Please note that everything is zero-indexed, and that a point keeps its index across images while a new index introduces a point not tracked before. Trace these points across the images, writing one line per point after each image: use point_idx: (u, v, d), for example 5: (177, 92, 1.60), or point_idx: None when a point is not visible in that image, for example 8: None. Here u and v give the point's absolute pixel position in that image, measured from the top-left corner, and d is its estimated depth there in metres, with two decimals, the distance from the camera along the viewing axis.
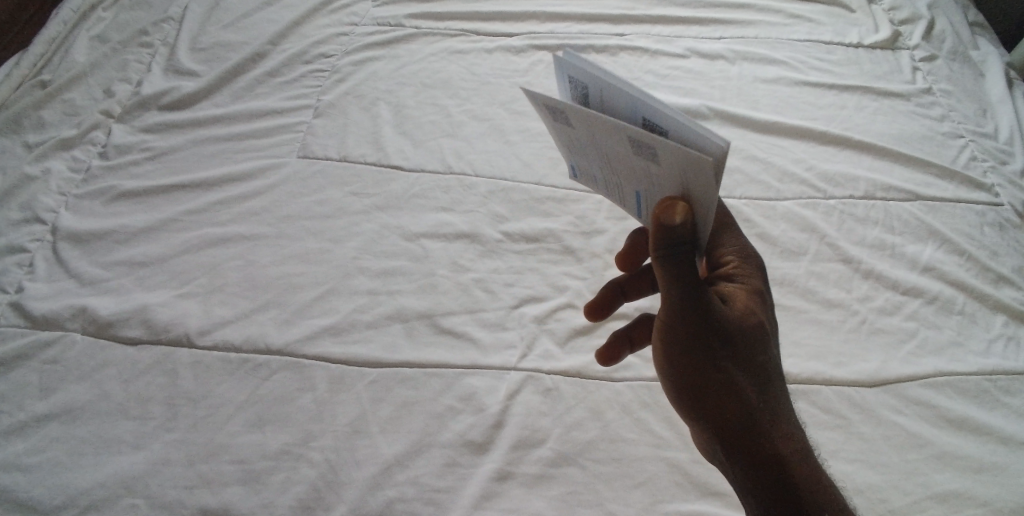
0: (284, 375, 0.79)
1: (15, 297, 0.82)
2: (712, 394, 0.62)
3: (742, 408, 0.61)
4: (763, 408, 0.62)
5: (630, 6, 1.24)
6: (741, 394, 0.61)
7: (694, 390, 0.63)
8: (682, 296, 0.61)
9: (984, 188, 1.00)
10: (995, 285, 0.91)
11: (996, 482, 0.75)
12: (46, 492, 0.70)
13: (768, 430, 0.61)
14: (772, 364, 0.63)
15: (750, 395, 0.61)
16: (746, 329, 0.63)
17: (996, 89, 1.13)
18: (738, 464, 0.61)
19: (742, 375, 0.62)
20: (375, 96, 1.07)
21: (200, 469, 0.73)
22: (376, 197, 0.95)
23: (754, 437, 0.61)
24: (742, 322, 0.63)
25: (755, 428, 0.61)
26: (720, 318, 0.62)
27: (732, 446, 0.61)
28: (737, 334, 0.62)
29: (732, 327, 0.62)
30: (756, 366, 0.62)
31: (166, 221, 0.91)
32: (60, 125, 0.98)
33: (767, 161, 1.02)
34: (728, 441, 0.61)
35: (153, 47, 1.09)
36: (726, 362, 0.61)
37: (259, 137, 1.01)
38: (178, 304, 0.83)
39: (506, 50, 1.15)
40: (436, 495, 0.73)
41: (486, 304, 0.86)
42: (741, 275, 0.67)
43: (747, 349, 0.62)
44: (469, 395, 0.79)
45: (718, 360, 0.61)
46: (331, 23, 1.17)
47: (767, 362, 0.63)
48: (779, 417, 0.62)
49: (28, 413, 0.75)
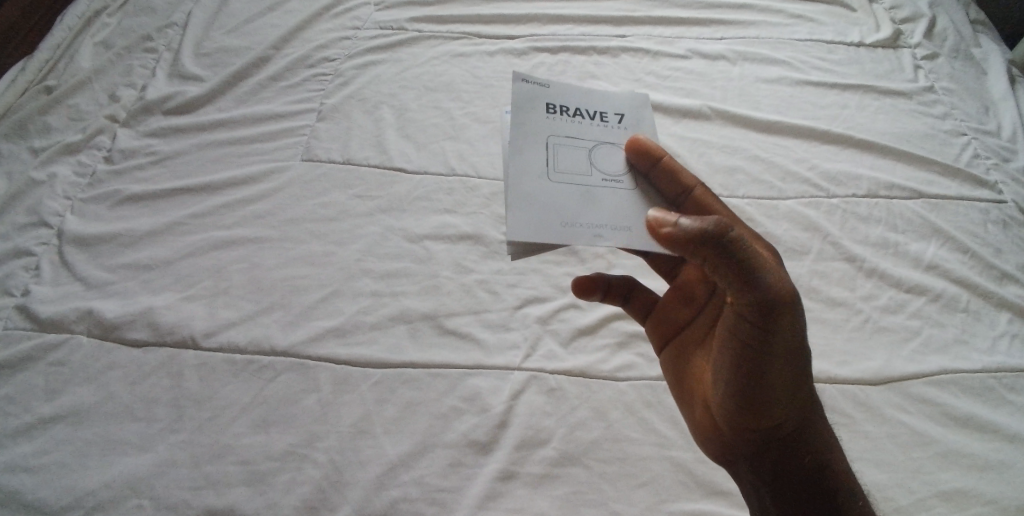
0: (289, 377, 0.79)
1: (21, 301, 0.83)
2: (776, 395, 0.63)
3: (795, 402, 0.65)
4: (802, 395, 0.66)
5: (631, 8, 1.24)
6: (797, 389, 0.65)
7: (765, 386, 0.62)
8: (779, 301, 0.58)
9: (987, 186, 1.00)
10: (999, 283, 0.90)
11: (1002, 479, 0.75)
12: (53, 493, 0.71)
13: (809, 418, 0.68)
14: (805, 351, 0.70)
15: (803, 388, 0.66)
16: (798, 320, 0.66)
17: (999, 87, 1.13)
18: (787, 457, 0.66)
19: (805, 369, 0.64)
20: (378, 100, 1.08)
21: (206, 470, 0.73)
22: (379, 199, 0.96)
23: (795, 426, 0.67)
24: (794, 314, 0.66)
25: (800, 418, 0.67)
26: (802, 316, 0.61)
27: (780, 440, 0.66)
28: (800, 328, 0.64)
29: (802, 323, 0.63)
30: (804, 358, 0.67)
31: (171, 224, 0.91)
32: (66, 130, 0.98)
33: (770, 161, 1.02)
34: (777, 437, 0.66)
35: (158, 53, 1.10)
36: (797, 360, 0.63)
37: (263, 140, 1.01)
38: (183, 307, 0.84)
39: (508, 53, 1.16)
40: (441, 496, 0.73)
41: (489, 305, 0.86)
42: (771, 261, 0.71)
43: (803, 340, 0.65)
44: (473, 395, 0.79)
45: (791, 360, 0.62)
46: (334, 27, 1.17)
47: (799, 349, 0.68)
48: (817, 404, 0.68)
49: (35, 415, 0.75)
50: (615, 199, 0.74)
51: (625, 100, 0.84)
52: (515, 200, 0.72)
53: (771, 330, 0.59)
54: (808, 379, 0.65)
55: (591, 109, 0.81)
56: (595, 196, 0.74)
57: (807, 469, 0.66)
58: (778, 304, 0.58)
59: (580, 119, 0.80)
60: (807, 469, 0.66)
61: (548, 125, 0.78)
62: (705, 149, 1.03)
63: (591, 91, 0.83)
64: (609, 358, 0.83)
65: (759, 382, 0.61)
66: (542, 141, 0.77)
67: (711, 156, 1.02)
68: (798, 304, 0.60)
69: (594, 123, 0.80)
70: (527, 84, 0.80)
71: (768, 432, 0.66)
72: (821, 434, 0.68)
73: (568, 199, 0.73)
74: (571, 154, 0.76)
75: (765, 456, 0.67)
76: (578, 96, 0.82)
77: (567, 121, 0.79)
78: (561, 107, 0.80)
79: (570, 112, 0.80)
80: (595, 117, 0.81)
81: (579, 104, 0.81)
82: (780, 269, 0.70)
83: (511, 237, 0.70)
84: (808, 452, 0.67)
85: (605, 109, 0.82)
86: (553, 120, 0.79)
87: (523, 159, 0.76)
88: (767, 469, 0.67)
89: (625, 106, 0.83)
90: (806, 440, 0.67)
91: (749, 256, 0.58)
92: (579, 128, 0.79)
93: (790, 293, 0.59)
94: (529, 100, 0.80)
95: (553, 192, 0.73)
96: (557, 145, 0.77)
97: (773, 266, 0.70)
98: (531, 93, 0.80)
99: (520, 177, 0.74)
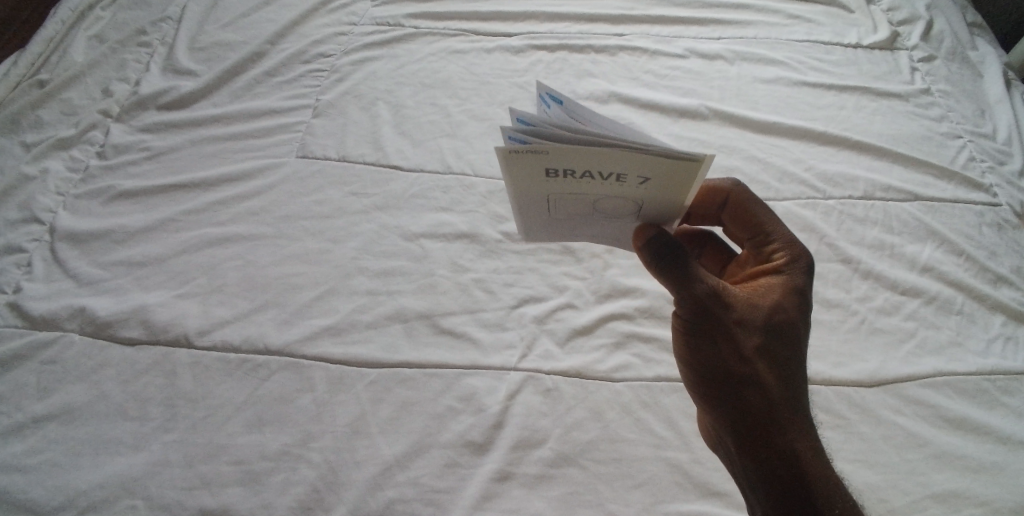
0: (283, 376, 0.79)
1: (13, 297, 0.82)
2: (723, 389, 0.67)
3: (753, 400, 0.66)
4: (764, 397, 0.66)
5: (630, 7, 1.24)
6: (749, 388, 0.66)
7: (709, 378, 0.68)
8: (689, 297, 0.67)
9: (983, 188, 1.00)
10: (994, 285, 0.91)
11: (995, 481, 0.75)
12: (44, 493, 0.70)
13: (778, 425, 0.65)
14: (786, 354, 0.67)
15: (758, 388, 0.66)
16: (759, 324, 0.67)
17: (995, 90, 1.13)
18: (749, 459, 0.66)
19: (753, 367, 0.66)
20: (374, 97, 1.07)
21: (200, 470, 0.73)
22: (375, 197, 0.95)
23: (759, 430, 0.65)
24: (756, 315, 0.67)
25: (766, 419, 0.65)
26: (733, 315, 0.67)
27: (740, 441, 0.66)
28: (750, 330, 0.66)
29: (743, 322, 0.66)
30: (769, 358, 0.66)
31: (165, 221, 0.90)
32: (58, 125, 0.97)
33: (767, 161, 1.02)
34: (742, 436, 0.66)
35: (151, 47, 1.09)
36: (735, 357, 0.66)
37: (258, 137, 1.01)
38: (177, 304, 0.83)
39: (505, 50, 1.15)
40: (436, 496, 0.73)
41: (486, 305, 0.86)
42: (776, 271, 0.70)
43: (758, 340, 0.66)
44: (469, 395, 0.79)
45: (725, 354, 0.67)
46: (330, 23, 1.16)
47: (780, 355, 0.67)
48: (787, 409, 0.66)
49: (27, 413, 0.75)
50: (608, 231, 0.73)
51: (659, 161, 0.60)
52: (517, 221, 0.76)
53: (693, 328, 0.68)
54: (760, 379, 0.66)
55: (607, 170, 0.62)
56: (593, 228, 0.73)
57: (769, 473, 0.64)
58: (692, 303, 0.67)
59: (587, 181, 0.64)
60: (773, 477, 0.64)
61: (551, 190, 0.66)
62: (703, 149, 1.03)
63: (608, 154, 0.60)
64: (605, 358, 0.83)
65: (695, 373, 0.69)
66: (541, 198, 0.68)
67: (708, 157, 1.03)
68: (721, 305, 0.67)
69: (606, 184, 0.64)
70: (521, 157, 0.61)
71: (725, 430, 0.67)
72: (789, 440, 0.65)
73: (568, 227, 0.74)
74: (573, 207, 0.69)
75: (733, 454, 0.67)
76: (586, 161, 0.61)
77: (574, 183, 0.65)
78: (565, 173, 0.63)
79: (576, 176, 0.63)
80: (608, 179, 0.63)
81: (590, 170, 0.62)
82: (777, 276, 0.70)
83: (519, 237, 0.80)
84: (770, 457, 0.64)
85: (624, 171, 0.62)
86: (556, 183, 0.65)
87: (521, 208, 0.71)
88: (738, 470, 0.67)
89: (657, 168, 0.61)
90: (769, 443, 0.65)
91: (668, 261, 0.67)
92: (587, 188, 0.65)
93: (707, 295, 0.66)
94: (526, 169, 0.63)
95: (552, 223, 0.74)
96: (556, 201, 0.68)
97: (768, 276, 0.70)
98: (529, 158, 0.62)
99: (521, 215, 0.73)
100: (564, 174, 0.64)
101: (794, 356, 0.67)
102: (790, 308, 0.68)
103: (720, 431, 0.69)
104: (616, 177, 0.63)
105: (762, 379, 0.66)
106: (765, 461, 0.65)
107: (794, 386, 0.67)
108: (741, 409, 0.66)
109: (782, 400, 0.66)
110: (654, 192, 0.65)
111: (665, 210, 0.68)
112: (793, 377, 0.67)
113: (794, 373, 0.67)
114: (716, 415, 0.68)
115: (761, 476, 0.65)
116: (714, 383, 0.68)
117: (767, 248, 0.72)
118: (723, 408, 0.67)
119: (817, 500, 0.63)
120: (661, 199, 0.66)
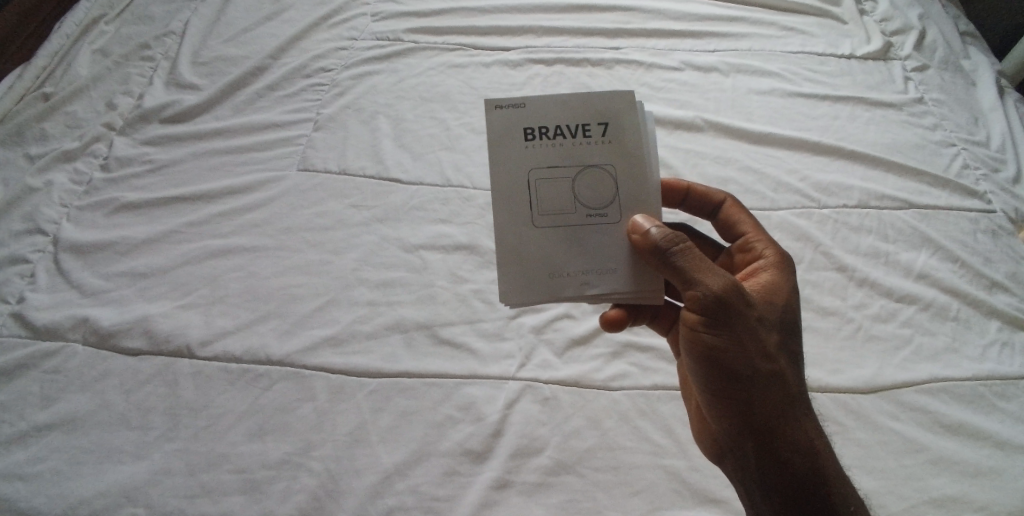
0: (284, 386, 0.80)
1: (16, 308, 0.83)
2: (741, 390, 0.67)
3: (771, 400, 0.66)
4: (780, 395, 0.67)
5: (626, 21, 1.25)
6: (768, 386, 0.66)
7: (728, 379, 0.67)
8: (714, 297, 0.65)
9: (977, 195, 1.01)
10: (989, 292, 0.92)
11: (992, 486, 0.76)
12: (46, 501, 0.71)
13: (793, 424, 0.66)
14: (795, 351, 0.69)
15: (776, 386, 0.67)
16: (772, 321, 0.68)
17: (987, 98, 1.15)
18: (767, 459, 0.66)
19: (771, 365, 0.66)
20: (374, 110, 1.09)
21: (202, 478, 0.74)
22: (375, 209, 0.96)
23: (777, 429, 0.66)
24: (769, 314, 0.68)
25: (781, 417, 0.66)
26: (752, 313, 0.67)
27: (759, 442, 0.66)
28: (766, 327, 0.67)
29: (761, 320, 0.67)
30: (783, 357, 0.67)
31: (167, 233, 0.91)
32: (63, 138, 0.99)
33: (763, 172, 1.03)
34: (759, 436, 0.66)
35: (155, 61, 1.11)
36: (756, 355, 0.66)
37: (260, 150, 1.02)
38: (180, 315, 0.84)
39: (504, 64, 1.17)
40: (436, 504, 0.73)
41: (485, 315, 0.87)
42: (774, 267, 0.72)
43: (775, 339, 0.67)
44: (468, 404, 0.79)
45: (747, 354, 0.66)
46: (330, 37, 1.18)
47: (791, 352, 0.68)
48: (801, 408, 0.67)
49: (29, 422, 0.76)
50: (602, 239, 0.70)
51: (609, 102, 0.71)
52: (504, 258, 0.70)
53: (715, 324, 0.66)
54: (778, 378, 0.67)
55: (573, 124, 0.71)
56: (584, 237, 0.70)
57: (788, 472, 0.66)
58: (716, 299, 0.65)
59: (561, 143, 0.71)
60: (790, 475, 0.65)
61: (530, 159, 0.71)
62: (698, 161, 1.04)
63: (570, 101, 0.71)
64: (604, 367, 0.83)
65: (712, 373, 0.68)
66: (522, 180, 0.70)
67: (704, 167, 1.04)
68: (741, 301, 0.66)
69: (577, 144, 0.71)
70: (503, 110, 0.71)
71: (741, 430, 0.67)
72: (806, 438, 0.66)
73: (555, 246, 0.70)
74: (554, 191, 0.70)
75: (748, 454, 0.67)
76: (555, 110, 0.71)
77: (548, 148, 0.71)
78: (541, 131, 0.71)
79: (549, 134, 0.71)
80: (578, 136, 0.71)
81: (559, 122, 0.71)
82: (778, 274, 0.72)
83: (508, 303, 0.70)
84: (790, 456, 0.66)
85: (587, 120, 0.71)
86: (533, 150, 0.71)
87: (505, 207, 0.70)
88: (752, 470, 0.67)
89: (611, 112, 0.71)
90: (785, 442, 0.66)
91: (686, 258, 0.66)
92: (560, 153, 0.71)
93: (728, 290, 0.66)
94: (506, 130, 0.71)
95: (540, 240, 0.70)
96: (538, 180, 0.70)
97: (766, 272, 0.72)
98: (509, 120, 0.72)
99: (505, 229, 0.70)
100: (539, 131, 0.71)
101: (800, 351, 0.69)
102: (793, 305, 0.70)
103: (731, 432, 0.68)
104: (583, 129, 0.71)
105: (779, 378, 0.67)
106: (784, 460, 0.66)
107: (803, 383, 0.69)
108: (759, 408, 0.66)
109: (796, 397, 0.67)
110: (618, 148, 0.71)
111: (639, 179, 0.71)
112: (800, 373, 0.69)
113: (801, 370, 0.69)
114: (727, 416, 0.68)
115: (779, 474, 0.66)
116: (732, 384, 0.67)
117: (759, 246, 0.75)
118: (738, 408, 0.67)
119: (833, 497, 0.65)
120: (627, 167, 0.71)
